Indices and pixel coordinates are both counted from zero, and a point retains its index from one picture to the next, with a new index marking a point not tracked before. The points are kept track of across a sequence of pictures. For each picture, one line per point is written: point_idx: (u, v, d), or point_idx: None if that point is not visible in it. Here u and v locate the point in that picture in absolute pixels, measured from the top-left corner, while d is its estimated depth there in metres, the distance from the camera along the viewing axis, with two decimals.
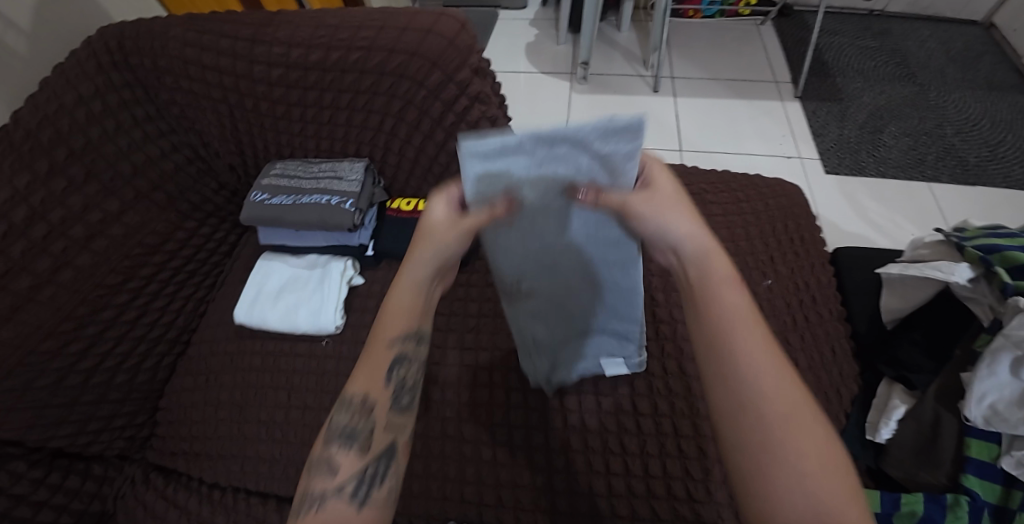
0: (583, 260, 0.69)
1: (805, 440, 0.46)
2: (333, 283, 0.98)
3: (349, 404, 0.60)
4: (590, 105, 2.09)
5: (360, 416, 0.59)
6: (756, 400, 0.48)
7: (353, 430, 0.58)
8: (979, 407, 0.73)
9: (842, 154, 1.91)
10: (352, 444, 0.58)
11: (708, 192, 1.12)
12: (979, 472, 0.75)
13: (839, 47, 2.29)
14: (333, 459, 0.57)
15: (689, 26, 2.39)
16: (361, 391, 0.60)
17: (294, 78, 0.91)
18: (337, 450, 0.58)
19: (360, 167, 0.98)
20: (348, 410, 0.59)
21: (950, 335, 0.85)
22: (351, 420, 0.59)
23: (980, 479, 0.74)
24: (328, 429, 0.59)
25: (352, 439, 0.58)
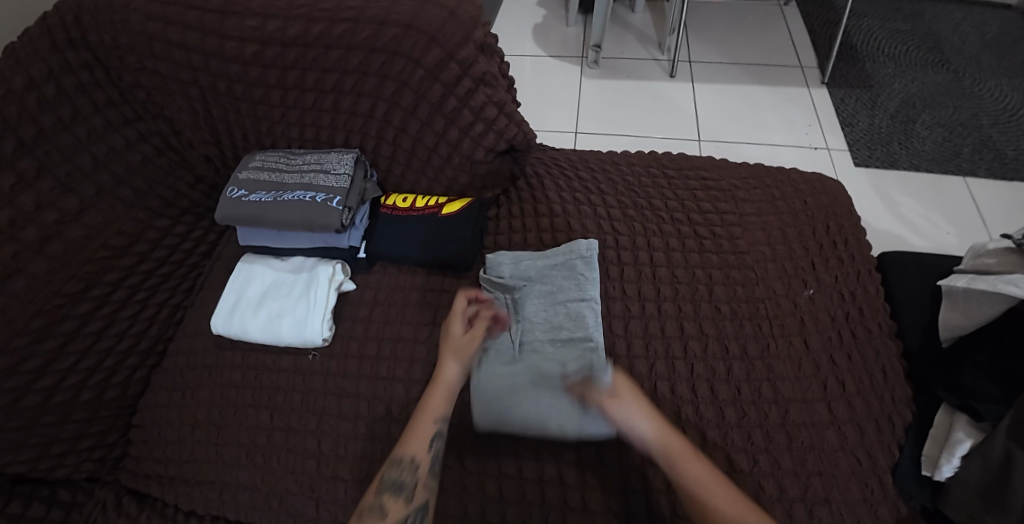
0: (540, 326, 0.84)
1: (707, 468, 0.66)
2: (320, 289, 0.88)
3: (401, 462, 0.70)
4: (602, 91, 1.96)
5: (409, 471, 0.69)
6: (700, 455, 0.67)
7: (403, 482, 0.68)
8: None
9: (872, 145, 1.79)
10: (400, 493, 0.68)
11: (739, 188, 1.00)
12: None
13: (868, 30, 2.15)
14: (384, 507, 0.66)
15: (706, 7, 2.25)
16: (410, 452, 0.71)
17: (272, 56, 0.79)
18: (388, 498, 0.67)
19: (350, 159, 0.87)
20: (399, 467, 0.70)
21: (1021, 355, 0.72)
22: (401, 475, 0.69)
23: None
24: (381, 483, 0.68)
25: (399, 489, 0.68)
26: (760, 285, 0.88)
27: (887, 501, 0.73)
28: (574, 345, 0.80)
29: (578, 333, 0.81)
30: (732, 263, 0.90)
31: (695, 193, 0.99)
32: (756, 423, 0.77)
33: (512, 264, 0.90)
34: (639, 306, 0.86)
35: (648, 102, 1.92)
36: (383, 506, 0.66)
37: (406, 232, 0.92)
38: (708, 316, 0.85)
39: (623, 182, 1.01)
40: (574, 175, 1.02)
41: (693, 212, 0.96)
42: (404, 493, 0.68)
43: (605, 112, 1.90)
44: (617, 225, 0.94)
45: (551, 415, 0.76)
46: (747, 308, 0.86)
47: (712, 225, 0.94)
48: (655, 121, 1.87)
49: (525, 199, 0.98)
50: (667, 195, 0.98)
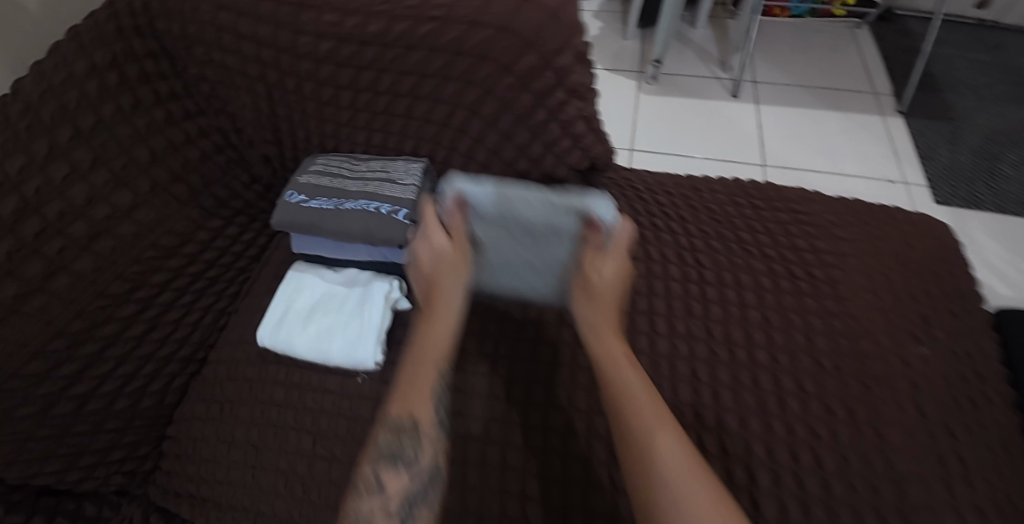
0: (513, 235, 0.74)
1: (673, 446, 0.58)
2: (375, 307, 0.81)
3: (403, 426, 0.63)
4: (660, 107, 1.88)
5: (409, 447, 0.62)
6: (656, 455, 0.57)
7: (399, 452, 0.62)
8: None
9: (953, 183, 1.67)
10: (395, 468, 0.61)
11: (837, 225, 0.90)
12: None
13: (947, 59, 2.02)
14: (381, 486, 0.60)
15: (773, 25, 2.15)
16: (409, 412, 0.64)
17: (348, 54, 0.73)
18: (386, 475, 0.61)
19: (418, 169, 0.81)
20: (399, 431, 0.63)
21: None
22: (399, 445, 0.62)
23: None
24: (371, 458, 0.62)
25: (398, 461, 0.61)
26: (865, 337, 0.78)
27: None
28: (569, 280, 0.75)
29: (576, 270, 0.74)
30: (832, 310, 0.80)
31: (788, 227, 0.89)
32: (867, 501, 0.66)
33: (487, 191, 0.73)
34: (727, 352, 0.77)
35: (710, 122, 1.83)
36: (386, 483, 0.60)
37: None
38: (806, 370, 0.75)
39: (706, 209, 0.93)
40: (651, 198, 0.94)
41: (785, 249, 0.86)
42: (403, 467, 0.61)
43: (664, 130, 1.82)
44: (700, 258, 0.85)
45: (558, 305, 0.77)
46: (851, 363, 0.76)
47: (808, 265, 0.85)
48: (717, 142, 1.77)
49: None
50: (756, 227, 0.89)
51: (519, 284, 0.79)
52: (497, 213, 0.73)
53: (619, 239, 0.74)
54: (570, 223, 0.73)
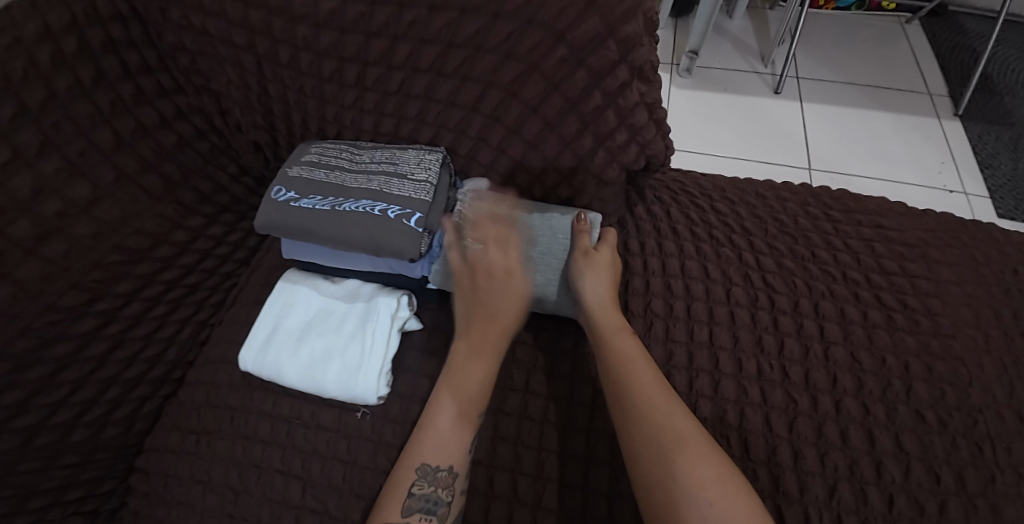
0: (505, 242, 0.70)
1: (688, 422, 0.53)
2: (379, 329, 0.67)
3: (431, 473, 0.56)
4: (694, 103, 1.73)
5: (443, 484, 0.56)
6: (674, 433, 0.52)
7: (434, 498, 0.56)
8: None
9: (1018, 194, 1.51)
10: (431, 515, 0.55)
11: (930, 244, 0.76)
12: None
13: (1005, 58, 1.86)
14: None
15: (815, 18, 1.99)
16: (441, 461, 0.57)
17: (357, 18, 0.60)
18: (419, 522, 0.55)
19: (434, 164, 0.67)
20: (431, 479, 0.56)
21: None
22: (433, 489, 0.56)
23: None
24: (406, 499, 0.55)
25: (431, 509, 0.55)
26: (976, 384, 0.64)
27: None
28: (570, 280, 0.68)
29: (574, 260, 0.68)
30: (932, 348, 0.66)
31: (872, 245, 0.75)
32: None
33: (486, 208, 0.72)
34: (809, 399, 0.63)
35: (747, 120, 1.69)
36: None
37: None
38: (908, 425, 0.61)
39: (773, 221, 0.79)
40: (708, 208, 0.81)
41: (872, 271, 0.72)
42: (439, 512, 0.55)
43: (698, 127, 1.67)
44: (770, 279, 0.71)
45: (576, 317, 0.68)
46: (963, 418, 0.62)
47: (900, 292, 0.71)
48: (756, 142, 1.63)
49: (646, 232, 0.77)
50: (834, 245, 0.75)
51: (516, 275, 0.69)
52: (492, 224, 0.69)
53: (607, 238, 0.70)
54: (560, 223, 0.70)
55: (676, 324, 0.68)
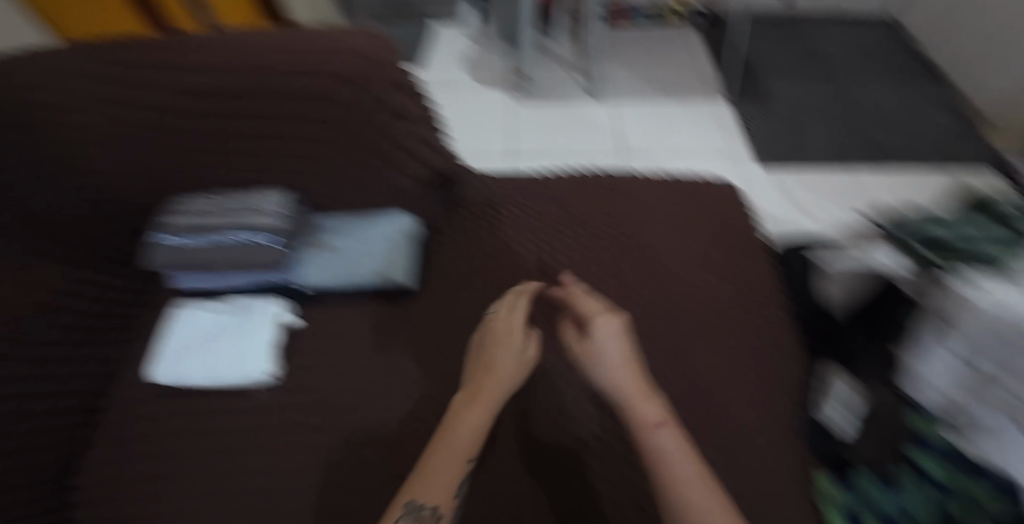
0: (333, 234, 1.02)
1: (672, 439, 0.63)
2: (261, 324, 0.92)
3: (419, 507, 0.62)
4: (534, 116, 2.09)
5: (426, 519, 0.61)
6: (654, 442, 0.63)
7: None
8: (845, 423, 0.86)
9: (773, 147, 1.98)
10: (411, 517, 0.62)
11: (644, 208, 1.20)
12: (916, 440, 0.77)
13: (763, 52, 2.38)
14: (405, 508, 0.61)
15: (618, 36, 2.45)
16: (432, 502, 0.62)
17: (214, 107, 0.90)
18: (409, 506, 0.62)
19: (277, 201, 0.95)
20: (414, 510, 0.62)
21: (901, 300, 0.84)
22: (415, 521, 0.61)
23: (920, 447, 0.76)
24: (399, 505, 0.62)
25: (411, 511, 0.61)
26: (662, 285, 1.06)
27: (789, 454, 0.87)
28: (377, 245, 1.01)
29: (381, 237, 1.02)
30: (637, 268, 1.08)
31: (605, 213, 1.18)
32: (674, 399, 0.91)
33: (320, 219, 1.04)
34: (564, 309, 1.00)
35: (575, 122, 2.07)
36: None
37: (339, 260, 0.99)
38: None
39: (549, 207, 1.19)
40: (505, 202, 1.18)
41: (603, 228, 1.15)
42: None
43: (535, 135, 2.02)
44: (542, 243, 1.11)
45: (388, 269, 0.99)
46: (652, 304, 1.03)
47: (620, 239, 1.14)
48: (578, 139, 2.01)
49: (458, 226, 1.13)
50: (583, 215, 1.17)
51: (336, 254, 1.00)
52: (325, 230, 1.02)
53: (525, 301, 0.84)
54: (375, 220, 1.04)
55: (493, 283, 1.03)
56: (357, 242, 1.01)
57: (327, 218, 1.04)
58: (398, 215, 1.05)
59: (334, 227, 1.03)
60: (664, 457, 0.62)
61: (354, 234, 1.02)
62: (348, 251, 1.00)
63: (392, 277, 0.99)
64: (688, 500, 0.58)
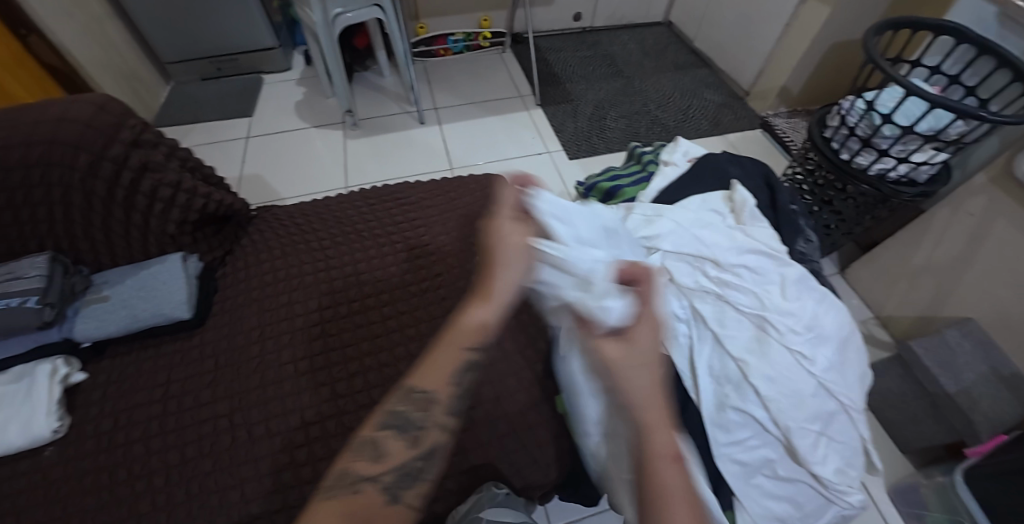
0: (126, 282, 1.17)
1: (660, 436, 0.74)
2: (41, 385, 1.02)
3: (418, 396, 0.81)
4: (366, 147, 2.31)
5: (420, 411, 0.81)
6: (659, 465, 0.72)
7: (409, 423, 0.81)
8: None
9: (577, 141, 2.33)
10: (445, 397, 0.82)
11: (422, 198, 1.35)
12: None
13: (564, 59, 2.72)
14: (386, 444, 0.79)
15: (443, 64, 2.71)
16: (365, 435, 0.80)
17: None
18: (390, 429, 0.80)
19: (41, 263, 1.09)
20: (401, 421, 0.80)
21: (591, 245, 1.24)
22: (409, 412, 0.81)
23: None
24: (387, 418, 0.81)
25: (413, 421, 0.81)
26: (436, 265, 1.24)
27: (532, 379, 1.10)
28: (145, 291, 1.15)
29: (158, 282, 1.16)
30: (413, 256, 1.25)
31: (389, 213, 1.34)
32: None
33: (109, 278, 1.18)
34: (345, 304, 1.18)
35: (408, 147, 2.33)
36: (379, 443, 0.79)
37: (123, 309, 1.13)
38: (403, 299, 1.20)
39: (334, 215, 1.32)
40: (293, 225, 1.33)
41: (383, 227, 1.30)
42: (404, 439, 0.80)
43: (371, 164, 2.25)
44: (327, 252, 1.26)
45: (181, 303, 1.14)
46: (427, 283, 1.21)
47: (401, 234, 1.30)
48: (413, 162, 2.27)
49: (254, 254, 1.29)
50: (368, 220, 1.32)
51: (129, 304, 1.13)
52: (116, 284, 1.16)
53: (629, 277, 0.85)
54: (153, 268, 1.18)
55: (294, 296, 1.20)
56: (154, 283, 1.16)
57: (115, 272, 1.19)
58: (176, 256, 1.19)
59: (123, 275, 1.18)
60: (657, 483, 0.71)
61: (143, 280, 1.16)
62: (150, 293, 1.14)
63: (162, 317, 1.13)
64: (645, 428, 0.75)
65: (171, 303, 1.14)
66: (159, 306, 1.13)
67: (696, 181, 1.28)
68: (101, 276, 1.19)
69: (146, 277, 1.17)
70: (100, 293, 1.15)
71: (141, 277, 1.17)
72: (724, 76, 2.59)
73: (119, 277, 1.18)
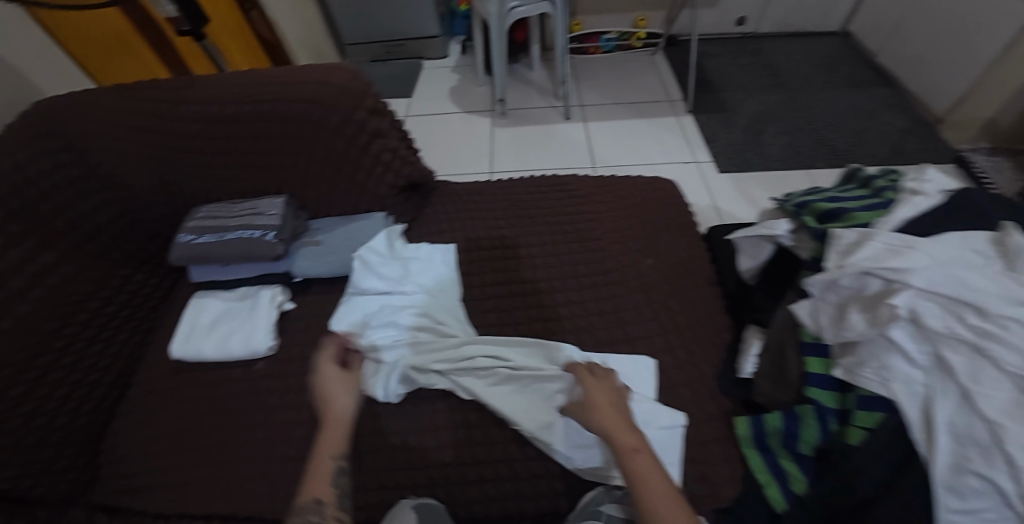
0: (341, 235, 1.14)
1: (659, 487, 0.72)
2: (263, 311, 1.06)
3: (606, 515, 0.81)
4: (509, 137, 2.30)
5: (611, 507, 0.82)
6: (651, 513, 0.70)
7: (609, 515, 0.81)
8: (748, 366, 0.93)
9: (731, 154, 2.14)
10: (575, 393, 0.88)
11: (594, 195, 1.28)
12: (822, 384, 0.82)
13: (721, 66, 2.55)
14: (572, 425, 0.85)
15: (592, 61, 2.68)
16: (314, 496, 0.80)
17: (215, 130, 1.04)
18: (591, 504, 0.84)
19: (280, 204, 1.09)
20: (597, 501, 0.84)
21: (781, 266, 0.98)
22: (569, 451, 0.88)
23: (822, 390, 0.82)
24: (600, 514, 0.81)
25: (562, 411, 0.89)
26: (611, 262, 1.13)
27: (712, 399, 0.93)
28: (380, 255, 1.09)
29: (387, 247, 1.11)
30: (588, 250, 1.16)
31: (560, 202, 1.27)
32: None
33: (326, 223, 1.16)
34: (518, 289, 1.11)
35: (552, 142, 2.27)
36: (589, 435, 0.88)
37: (332, 255, 1.12)
38: (573, 290, 1.09)
39: (507, 201, 1.29)
40: (469, 202, 1.29)
41: (558, 216, 1.23)
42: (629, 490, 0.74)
43: (513, 154, 2.24)
44: (501, 233, 1.20)
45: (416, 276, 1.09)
46: (601, 280, 1.10)
47: (574, 224, 1.21)
48: (555, 158, 2.21)
49: (430, 223, 1.24)
50: (541, 208, 1.26)
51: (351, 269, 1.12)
52: (326, 239, 1.13)
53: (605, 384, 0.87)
54: (372, 226, 1.14)
55: (473, 276, 1.13)
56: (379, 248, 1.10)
57: (323, 222, 1.16)
58: (381, 217, 1.16)
59: (338, 229, 1.14)
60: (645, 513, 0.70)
61: (357, 241, 1.12)
62: (380, 257, 1.09)
63: (396, 288, 1.07)
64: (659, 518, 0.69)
65: (408, 275, 1.09)
66: (388, 275, 1.08)
67: (851, 200, 0.90)
68: (312, 220, 1.17)
69: (358, 238, 1.13)
70: (314, 244, 1.13)
71: (358, 236, 1.13)
72: (914, 96, 2.30)
73: (331, 232, 1.14)
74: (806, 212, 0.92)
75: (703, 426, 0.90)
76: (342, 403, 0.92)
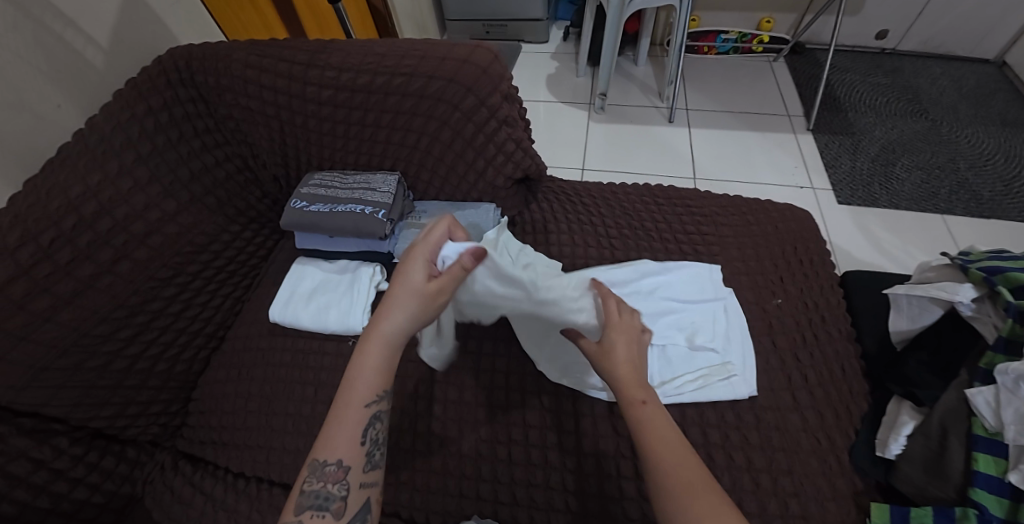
0: None
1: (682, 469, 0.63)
2: (362, 287, 1.04)
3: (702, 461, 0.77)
4: (608, 133, 2.20)
5: None
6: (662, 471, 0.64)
7: None
8: (896, 447, 0.82)
9: (854, 186, 1.95)
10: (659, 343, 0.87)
11: (720, 214, 1.16)
12: (988, 487, 0.74)
13: (850, 83, 2.32)
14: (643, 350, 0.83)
15: (703, 62, 2.49)
16: (335, 457, 0.66)
17: (343, 98, 1.00)
18: None
19: (393, 181, 1.06)
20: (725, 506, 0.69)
21: (950, 337, 0.87)
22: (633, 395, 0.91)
23: (990, 494, 0.73)
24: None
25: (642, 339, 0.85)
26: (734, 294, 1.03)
27: (844, 476, 0.85)
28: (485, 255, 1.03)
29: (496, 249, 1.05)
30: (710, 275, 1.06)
31: (680, 218, 1.16)
32: (747, 407, 0.92)
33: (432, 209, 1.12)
34: None
35: (654, 144, 2.14)
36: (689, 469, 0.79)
37: None
38: None
39: (621, 207, 1.19)
40: (578, 202, 1.21)
41: (678, 233, 1.13)
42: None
43: (610, 152, 2.12)
44: (614, 242, 1.12)
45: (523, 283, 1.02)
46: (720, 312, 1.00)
47: (695, 244, 1.11)
48: (655, 161, 2.08)
49: (537, 220, 1.17)
50: (658, 220, 1.16)
51: None
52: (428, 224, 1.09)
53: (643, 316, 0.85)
54: (477, 216, 1.08)
55: None
56: None
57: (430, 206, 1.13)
58: (488, 207, 1.10)
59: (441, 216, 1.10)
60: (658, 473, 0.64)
61: None
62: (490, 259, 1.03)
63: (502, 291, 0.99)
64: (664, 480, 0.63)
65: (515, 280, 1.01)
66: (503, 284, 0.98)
67: None
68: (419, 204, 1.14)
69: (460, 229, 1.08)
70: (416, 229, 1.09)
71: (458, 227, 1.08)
72: None
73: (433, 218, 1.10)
74: (998, 281, 0.80)
75: (831, 504, 0.83)
76: (392, 324, 0.68)
